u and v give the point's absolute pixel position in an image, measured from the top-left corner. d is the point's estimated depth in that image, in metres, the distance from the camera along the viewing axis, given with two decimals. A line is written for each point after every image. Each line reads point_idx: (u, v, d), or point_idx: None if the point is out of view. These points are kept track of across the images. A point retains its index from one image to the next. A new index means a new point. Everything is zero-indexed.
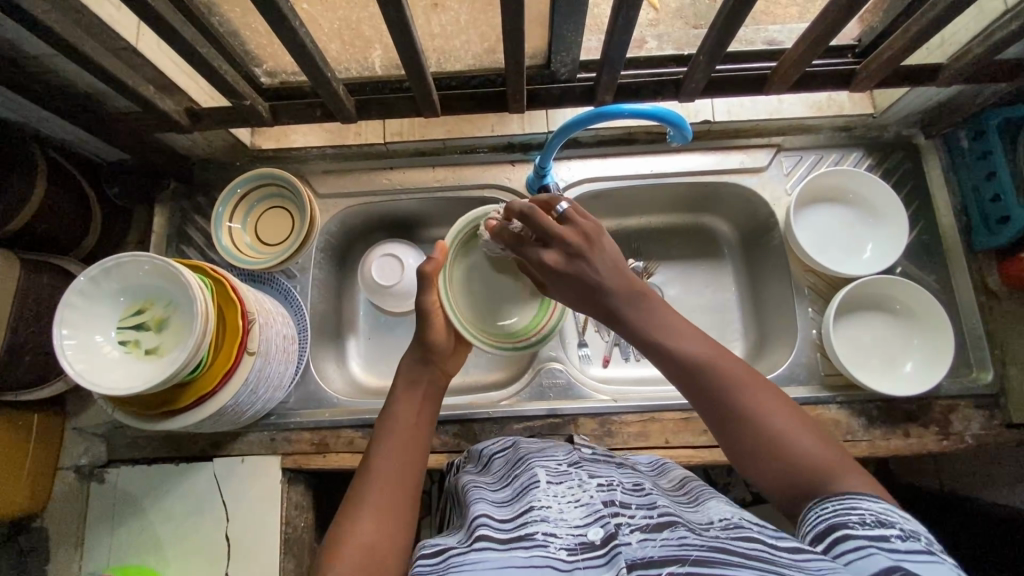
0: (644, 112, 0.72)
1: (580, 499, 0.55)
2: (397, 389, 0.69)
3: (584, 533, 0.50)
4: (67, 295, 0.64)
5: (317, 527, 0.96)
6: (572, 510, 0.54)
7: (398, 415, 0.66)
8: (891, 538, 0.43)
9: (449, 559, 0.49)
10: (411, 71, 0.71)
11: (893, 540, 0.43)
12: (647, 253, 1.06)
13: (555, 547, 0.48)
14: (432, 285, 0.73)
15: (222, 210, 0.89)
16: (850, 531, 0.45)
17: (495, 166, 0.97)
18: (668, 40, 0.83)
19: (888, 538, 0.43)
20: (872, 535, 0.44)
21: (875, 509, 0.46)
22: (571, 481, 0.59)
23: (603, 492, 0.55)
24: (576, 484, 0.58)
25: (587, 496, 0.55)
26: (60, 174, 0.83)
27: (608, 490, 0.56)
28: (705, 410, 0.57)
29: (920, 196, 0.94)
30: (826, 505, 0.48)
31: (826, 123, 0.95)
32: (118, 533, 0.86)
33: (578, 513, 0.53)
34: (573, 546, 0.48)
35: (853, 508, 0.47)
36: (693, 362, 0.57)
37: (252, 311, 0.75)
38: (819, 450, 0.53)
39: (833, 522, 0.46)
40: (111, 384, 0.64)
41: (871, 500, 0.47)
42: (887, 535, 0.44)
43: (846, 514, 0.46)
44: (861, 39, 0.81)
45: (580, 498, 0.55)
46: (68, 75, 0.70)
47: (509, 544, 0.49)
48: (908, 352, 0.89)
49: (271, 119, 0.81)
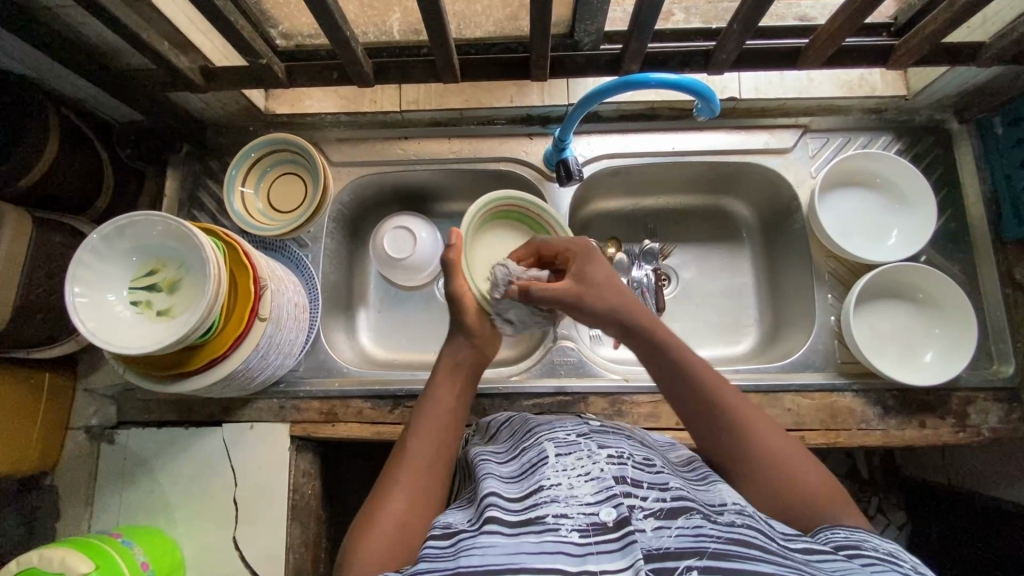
0: (672, 82, 0.70)
1: (590, 473, 0.54)
2: (436, 376, 0.70)
3: (596, 512, 0.49)
4: (79, 253, 0.64)
5: (324, 495, 0.97)
6: (582, 486, 0.53)
7: (435, 399, 0.67)
8: (901, 563, 0.46)
9: (459, 543, 0.49)
10: (433, 34, 0.69)
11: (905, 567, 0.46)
12: (663, 233, 1.05)
13: (567, 530, 0.47)
14: (456, 270, 0.74)
15: (235, 173, 0.87)
16: (863, 551, 0.47)
17: (512, 138, 0.95)
18: (696, 13, 0.79)
19: (900, 563, 0.46)
20: (883, 557, 0.46)
21: (887, 546, 0.49)
22: (580, 452, 0.58)
23: (615, 466, 0.55)
24: (585, 454, 0.57)
25: (597, 470, 0.54)
26: (72, 132, 0.81)
27: (619, 463, 0.55)
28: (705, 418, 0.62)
29: (948, 182, 0.91)
30: (837, 530, 0.51)
31: (856, 104, 0.91)
32: (128, 493, 0.87)
33: (589, 489, 0.52)
34: (585, 527, 0.47)
35: (861, 536, 0.49)
36: (703, 384, 0.62)
37: (264, 277, 0.74)
38: (813, 479, 0.57)
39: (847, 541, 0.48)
40: (121, 343, 0.64)
41: (878, 537, 0.50)
42: (898, 561, 0.46)
43: (858, 539, 0.49)
44: (898, 17, 0.77)
45: (590, 471, 0.54)
46: (82, 28, 0.69)
47: (520, 528, 0.48)
48: (928, 341, 0.87)
49: (287, 81, 0.79)
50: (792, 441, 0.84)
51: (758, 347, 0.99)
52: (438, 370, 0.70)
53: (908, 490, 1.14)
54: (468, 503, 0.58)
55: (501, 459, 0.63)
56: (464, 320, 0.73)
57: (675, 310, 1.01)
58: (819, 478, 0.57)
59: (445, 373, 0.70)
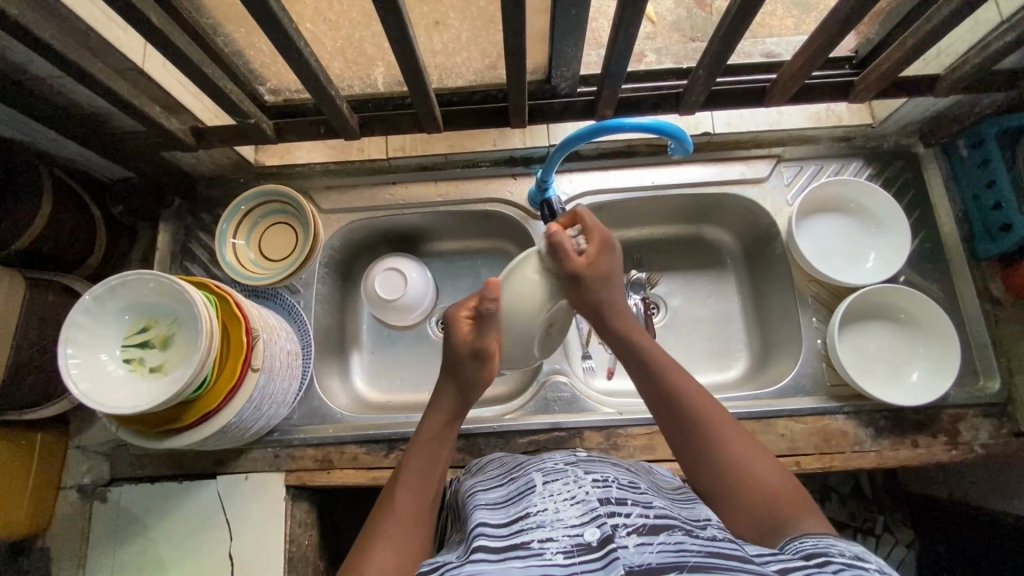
0: (645, 125, 0.74)
1: (576, 497, 0.55)
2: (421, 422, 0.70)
3: (580, 533, 0.49)
4: (73, 314, 0.65)
5: (321, 545, 0.95)
6: (568, 509, 0.53)
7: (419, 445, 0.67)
8: (868, 564, 0.46)
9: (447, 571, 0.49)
10: (415, 89, 0.72)
11: (871, 570, 0.45)
12: (649, 263, 1.06)
13: (551, 552, 0.48)
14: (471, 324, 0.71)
15: (226, 226, 0.89)
16: (830, 557, 0.47)
17: (496, 179, 0.98)
18: (667, 53, 0.85)
19: (866, 568, 0.45)
20: (851, 562, 0.46)
21: (854, 548, 0.48)
22: (567, 478, 0.59)
23: (600, 489, 0.55)
24: (572, 480, 0.58)
25: (582, 493, 0.55)
26: (66, 193, 0.83)
27: (603, 487, 0.56)
28: (669, 423, 0.66)
29: (920, 204, 0.94)
30: (806, 540, 0.50)
31: (826, 134, 0.95)
32: (120, 553, 0.85)
33: (575, 512, 0.53)
34: (569, 548, 0.48)
35: (828, 543, 0.49)
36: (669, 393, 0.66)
37: (256, 326, 0.75)
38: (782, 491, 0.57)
39: (815, 551, 0.48)
40: (116, 403, 0.65)
41: (845, 542, 0.50)
42: (866, 565, 0.45)
43: (826, 547, 0.48)
44: (858, 51, 0.82)
45: (576, 495, 0.55)
46: (74, 96, 0.71)
47: (506, 552, 0.49)
48: (914, 360, 0.88)
49: (275, 136, 0.82)
50: (788, 467, 0.85)
51: (749, 373, 1.00)
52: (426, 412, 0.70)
53: (911, 508, 1.13)
54: (457, 545, 0.57)
55: (492, 487, 0.64)
56: (482, 374, 0.72)
57: (666, 338, 1.02)
58: (782, 483, 0.58)
59: (433, 416, 0.70)
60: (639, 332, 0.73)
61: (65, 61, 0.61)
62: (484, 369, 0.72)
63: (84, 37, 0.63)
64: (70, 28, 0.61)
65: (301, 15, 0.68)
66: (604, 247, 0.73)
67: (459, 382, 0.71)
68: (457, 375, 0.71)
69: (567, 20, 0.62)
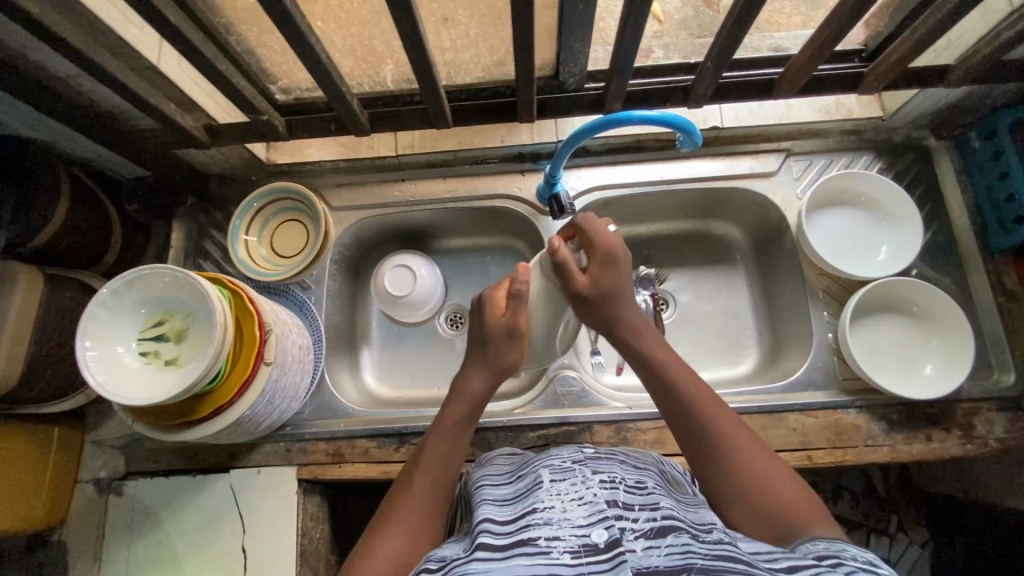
0: (653, 118, 0.74)
1: (584, 497, 0.55)
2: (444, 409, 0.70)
3: (587, 534, 0.49)
4: (91, 307, 0.66)
5: (333, 539, 0.95)
6: (576, 509, 0.53)
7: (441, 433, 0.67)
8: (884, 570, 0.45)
9: (452, 566, 0.48)
10: (425, 84, 0.73)
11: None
12: (658, 259, 1.06)
13: (558, 552, 0.48)
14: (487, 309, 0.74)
15: (239, 223, 0.90)
16: (843, 560, 0.46)
17: (505, 176, 0.98)
18: (675, 49, 0.84)
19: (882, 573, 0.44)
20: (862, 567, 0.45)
21: (867, 554, 0.47)
22: (575, 477, 0.58)
23: (607, 490, 0.55)
24: (579, 480, 0.58)
25: (590, 494, 0.55)
26: (83, 192, 0.85)
27: (610, 488, 0.56)
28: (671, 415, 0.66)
29: (932, 197, 0.93)
30: (819, 543, 0.49)
31: (835, 127, 0.95)
32: (136, 545, 0.86)
33: (582, 512, 0.52)
34: (576, 548, 0.48)
35: (841, 548, 0.48)
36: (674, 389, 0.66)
37: (268, 322, 0.76)
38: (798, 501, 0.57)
39: (826, 554, 0.47)
40: (129, 396, 0.65)
41: (858, 547, 0.49)
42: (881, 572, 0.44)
43: (838, 551, 0.48)
44: (868, 43, 0.81)
45: (583, 495, 0.55)
46: (91, 95, 0.73)
47: (509, 550, 0.49)
48: (927, 354, 0.88)
49: (287, 133, 0.84)
50: (799, 461, 0.84)
51: (759, 368, 0.99)
52: (448, 401, 0.70)
53: (925, 507, 1.11)
54: (463, 538, 0.57)
55: (498, 483, 0.64)
56: (505, 357, 0.72)
57: (675, 334, 1.02)
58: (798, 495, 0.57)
59: (456, 405, 0.70)
60: (648, 338, 0.71)
61: (83, 60, 0.62)
62: (507, 352, 0.72)
63: (101, 37, 0.65)
64: (87, 27, 0.62)
65: (313, 13, 0.69)
66: (609, 261, 0.70)
67: (486, 371, 0.71)
68: (485, 358, 0.72)
69: (576, 14, 0.62)
